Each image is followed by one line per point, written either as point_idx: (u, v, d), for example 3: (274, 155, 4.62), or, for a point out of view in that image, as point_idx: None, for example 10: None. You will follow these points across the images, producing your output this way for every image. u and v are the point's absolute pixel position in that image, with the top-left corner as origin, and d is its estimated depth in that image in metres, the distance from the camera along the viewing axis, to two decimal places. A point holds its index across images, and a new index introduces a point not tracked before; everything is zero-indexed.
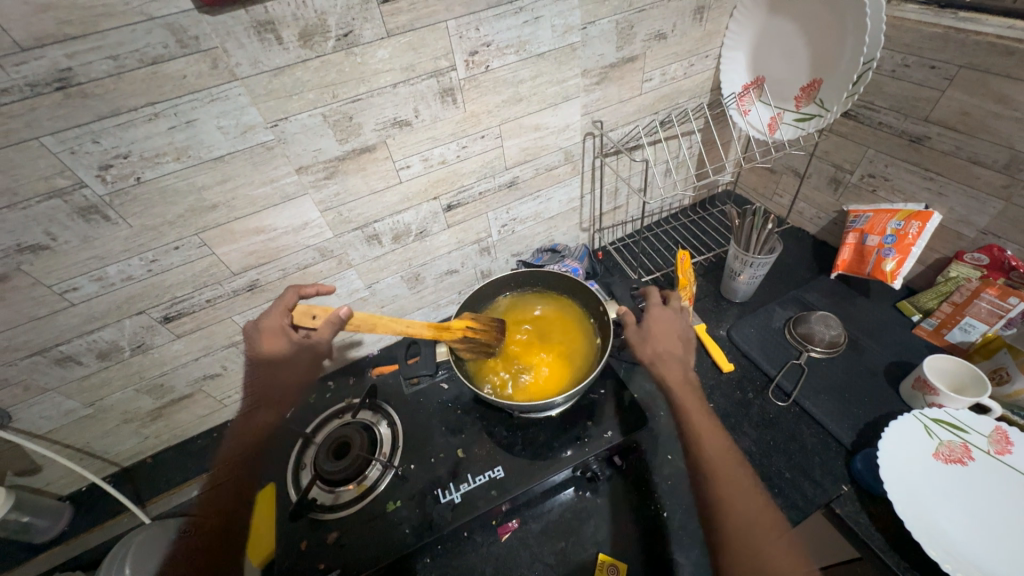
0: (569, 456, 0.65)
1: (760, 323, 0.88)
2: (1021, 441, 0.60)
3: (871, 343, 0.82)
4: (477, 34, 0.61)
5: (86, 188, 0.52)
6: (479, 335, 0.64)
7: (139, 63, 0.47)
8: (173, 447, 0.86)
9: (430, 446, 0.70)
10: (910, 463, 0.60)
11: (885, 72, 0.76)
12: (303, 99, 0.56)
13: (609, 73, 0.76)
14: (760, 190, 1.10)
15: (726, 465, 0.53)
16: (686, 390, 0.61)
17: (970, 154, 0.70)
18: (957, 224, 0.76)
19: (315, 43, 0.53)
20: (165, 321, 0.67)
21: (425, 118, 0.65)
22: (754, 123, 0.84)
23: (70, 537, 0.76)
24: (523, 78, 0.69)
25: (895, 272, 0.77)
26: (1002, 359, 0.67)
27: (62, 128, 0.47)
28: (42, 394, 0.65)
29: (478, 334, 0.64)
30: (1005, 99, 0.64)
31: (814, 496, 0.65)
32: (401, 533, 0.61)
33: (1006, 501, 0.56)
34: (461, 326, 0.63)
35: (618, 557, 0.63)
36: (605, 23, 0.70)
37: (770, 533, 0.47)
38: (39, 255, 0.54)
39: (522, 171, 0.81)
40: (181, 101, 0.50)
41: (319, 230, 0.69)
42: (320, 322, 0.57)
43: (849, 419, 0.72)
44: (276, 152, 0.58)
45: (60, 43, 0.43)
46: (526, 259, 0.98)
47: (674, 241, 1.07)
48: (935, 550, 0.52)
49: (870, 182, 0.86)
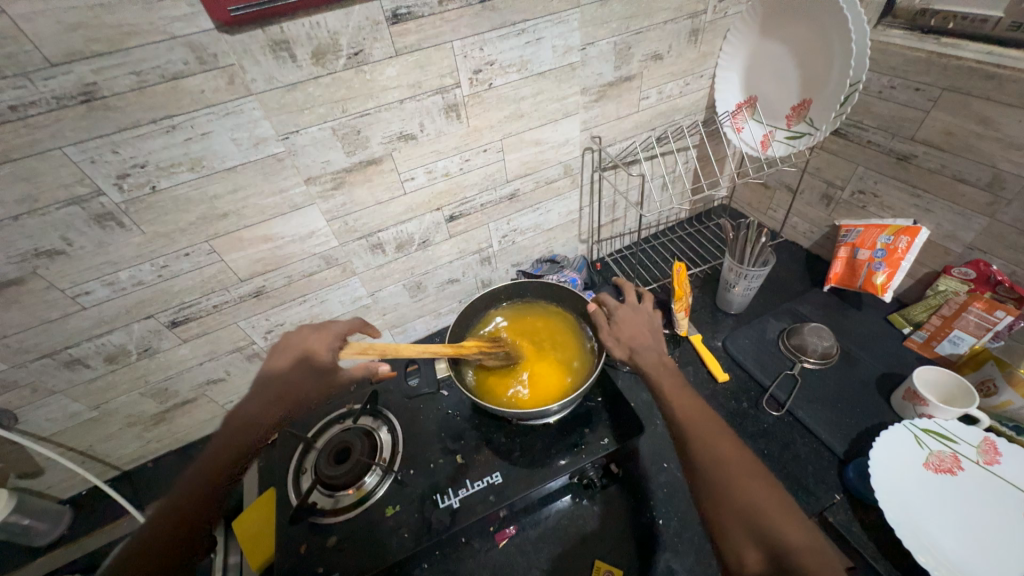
0: (566, 464, 0.66)
1: (755, 334, 0.90)
2: (1008, 451, 0.61)
3: (863, 354, 0.84)
4: (482, 53, 0.64)
5: (104, 196, 0.54)
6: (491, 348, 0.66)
7: (160, 79, 0.49)
8: (174, 451, 0.87)
9: (429, 452, 0.70)
10: (901, 473, 0.61)
11: (873, 93, 0.79)
12: (314, 113, 0.58)
13: (607, 91, 0.79)
14: (754, 204, 1.13)
15: (701, 424, 0.50)
16: (659, 366, 0.58)
17: (955, 172, 0.72)
18: (944, 239, 0.78)
19: (327, 60, 0.55)
20: (172, 325, 0.68)
21: (430, 132, 0.68)
22: (748, 140, 0.87)
23: (69, 540, 0.76)
24: (525, 95, 0.71)
25: (886, 285, 0.80)
26: (990, 371, 0.69)
27: (84, 139, 0.49)
28: (49, 395, 0.66)
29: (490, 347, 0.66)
30: (985, 120, 0.66)
31: (808, 505, 0.66)
32: (400, 537, 0.62)
33: (994, 510, 0.57)
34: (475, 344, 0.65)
35: (614, 564, 0.63)
36: (603, 44, 0.73)
37: (753, 483, 0.44)
38: (54, 259, 0.55)
39: (522, 183, 0.83)
40: (198, 114, 0.52)
41: (325, 238, 0.71)
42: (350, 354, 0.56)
43: (842, 429, 0.73)
44: (286, 163, 0.61)
45: (87, 59, 0.46)
46: (525, 269, 1.00)
47: (671, 253, 1.10)
48: (923, 557, 0.53)
49: (860, 198, 0.88)
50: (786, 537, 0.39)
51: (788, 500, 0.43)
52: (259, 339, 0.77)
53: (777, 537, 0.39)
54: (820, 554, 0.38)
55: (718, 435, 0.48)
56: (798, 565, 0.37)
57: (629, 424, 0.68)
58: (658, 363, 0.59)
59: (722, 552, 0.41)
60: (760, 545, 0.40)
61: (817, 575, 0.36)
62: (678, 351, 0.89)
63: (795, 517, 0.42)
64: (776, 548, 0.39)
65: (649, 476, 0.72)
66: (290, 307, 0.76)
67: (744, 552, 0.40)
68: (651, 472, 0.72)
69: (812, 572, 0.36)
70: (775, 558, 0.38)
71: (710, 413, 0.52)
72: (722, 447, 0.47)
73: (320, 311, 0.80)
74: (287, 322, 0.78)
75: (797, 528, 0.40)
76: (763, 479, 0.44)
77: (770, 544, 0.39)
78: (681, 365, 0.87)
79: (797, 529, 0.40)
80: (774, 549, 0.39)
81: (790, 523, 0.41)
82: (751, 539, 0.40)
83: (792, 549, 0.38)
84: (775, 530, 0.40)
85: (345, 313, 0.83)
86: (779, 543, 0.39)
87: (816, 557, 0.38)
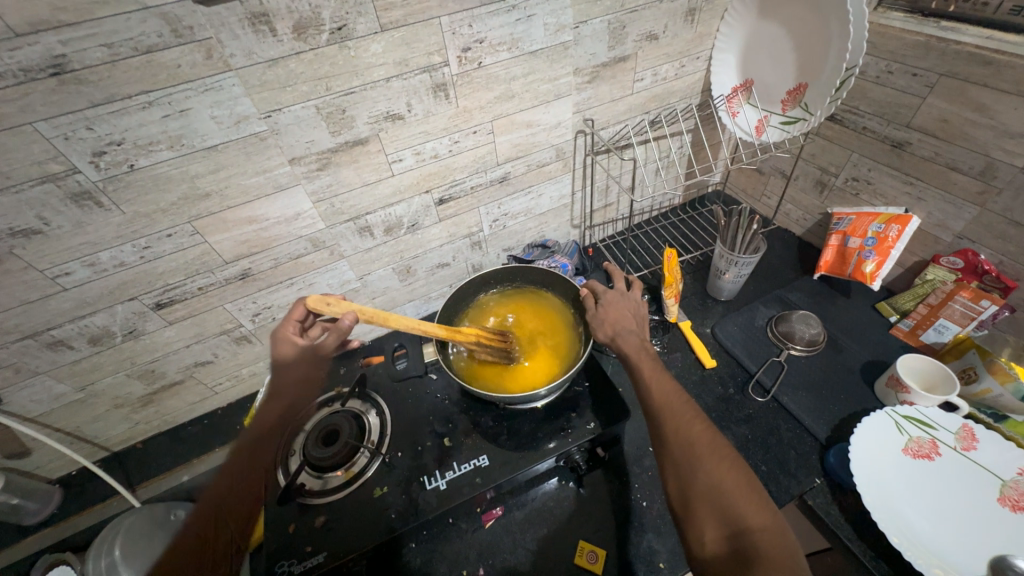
0: (553, 447, 0.66)
1: (743, 321, 0.90)
2: (985, 438, 0.62)
3: (849, 342, 0.84)
4: (470, 31, 0.62)
5: (80, 174, 0.52)
6: (491, 342, 0.65)
7: (134, 52, 0.47)
8: (163, 433, 0.87)
9: (417, 436, 0.71)
10: (880, 458, 0.62)
11: (870, 78, 0.78)
12: (297, 90, 0.57)
13: (600, 72, 0.77)
14: (748, 191, 1.12)
15: (673, 407, 0.51)
16: (639, 352, 0.59)
17: (949, 160, 0.72)
18: (935, 228, 0.78)
19: (309, 35, 0.53)
20: (157, 307, 0.68)
21: (418, 112, 0.66)
22: (742, 125, 0.85)
23: (60, 520, 0.77)
24: (516, 75, 0.70)
25: (875, 274, 0.79)
26: (972, 359, 0.69)
27: (56, 114, 0.48)
28: (33, 376, 0.66)
29: (490, 341, 0.65)
30: (981, 107, 0.66)
31: (789, 488, 0.67)
32: (387, 517, 0.62)
33: (967, 494, 0.58)
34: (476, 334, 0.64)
35: (598, 544, 0.65)
36: (597, 23, 0.71)
37: (722, 468, 0.45)
38: (31, 239, 0.54)
39: (513, 167, 0.82)
40: (174, 90, 0.51)
41: (311, 221, 0.70)
42: (337, 309, 0.54)
43: (825, 416, 0.74)
44: (269, 142, 0.59)
45: (55, 30, 0.44)
46: (516, 254, 1.00)
47: (663, 239, 1.09)
48: (896, 538, 0.55)
49: (853, 185, 0.88)
50: (746, 518, 0.41)
51: (754, 480, 0.44)
52: (247, 321, 0.77)
53: (737, 518, 0.41)
54: (776, 534, 0.40)
55: (690, 420, 0.50)
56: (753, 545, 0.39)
57: (616, 409, 0.68)
58: (638, 347, 0.60)
59: (686, 530, 0.44)
60: (720, 525, 0.42)
61: (773, 557, 0.38)
62: (667, 337, 0.89)
63: (761, 499, 0.43)
64: (737, 531, 0.41)
65: (634, 460, 0.73)
66: (278, 290, 0.75)
67: (705, 532, 0.43)
68: (636, 456, 0.73)
69: (765, 552, 0.39)
70: (735, 541, 0.41)
71: (686, 394, 0.53)
72: (694, 430, 0.49)
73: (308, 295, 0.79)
74: (275, 305, 0.77)
75: (758, 508, 0.42)
76: (732, 462, 0.46)
77: (731, 528, 0.41)
78: (670, 351, 0.87)
79: (758, 509, 0.42)
80: (734, 530, 0.41)
81: (753, 503, 0.43)
82: (712, 520, 0.43)
83: (750, 529, 0.41)
84: (736, 511, 0.42)
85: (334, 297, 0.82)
86: (737, 524, 0.41)
87: (775, 540, 0.40)
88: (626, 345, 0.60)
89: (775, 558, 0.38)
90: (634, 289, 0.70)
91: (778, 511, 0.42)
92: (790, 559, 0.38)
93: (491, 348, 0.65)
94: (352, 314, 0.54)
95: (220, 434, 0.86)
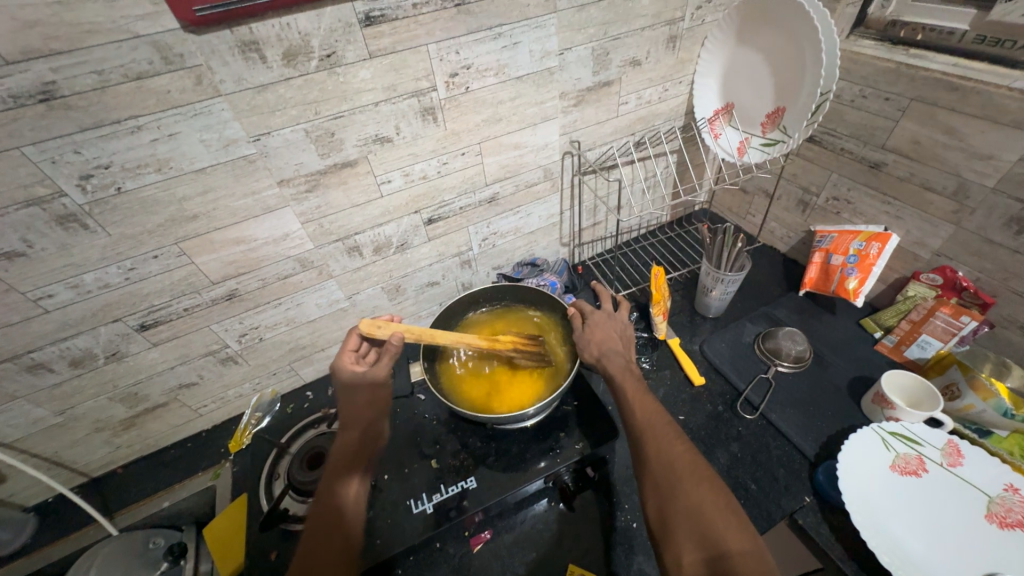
0: (542, 468, 0.66)
1: (731, 338, 0.91)
2: (971, 453, 0.63)
3: (836, 358, 0.85)
4: (458, 57, 0.64)
5: (66, 197, 0.52)
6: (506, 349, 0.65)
7: (124, 78, 0.48)
8: (145, 456, 0.85)
9: (405, 457, 0.70)
10: (868, 475, 0.62)
11: (845, 102, 0.81)
12: (286, 115, 0.58)
13: (586, 96, 0.79)
14: (733, 209, 1.14)
15: (656, 429, 0.52)
16: (625, 373, 0.60)
17: (923, 180, 0.74)
18: (914, 245, 0.80)
19: (298, 62, 0.55)
20: (141, 329, 0.67)
21: (406, 135, 0.67)
22: (724, 146, 0.88)
23: (33, 549, 0.75)
24: (503, 98, 0.71)
25: (858, 290, 0.81)
26: (954, 375, 0.70)
27: (44, 138, 0.48)
28: (11, 401, 0.64)
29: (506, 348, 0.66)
30: (951, 130, 0.68)
31: (780, 507, 0.67)
32: (373, 543, 0.61)
33: (954, 511, 0.58)
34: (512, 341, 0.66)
35: (587, 568, 0.64)
36: (581, 49, 0.73)
37: (702, 491, 0.46)
38: (14, 261, 0.54)
39: (502, 187, 0.83)
40: (164, 115, 0.51)
41: (299, 241, 0.70)
42: (387, 331, 0.56)
43: (813, 432, 0.74)
44: (258, 165, 0.60)
45: (46, 58, 0.44)
46: (506, 272, 1.00)
47: (652, 257, 1.11)
48: (886, 557, 0.55)
49: (834, 204, 0.90)
50: (725, 541, 0.42)
51: (733, 501, 0.45)
52: (233, 342, 0.76)
53: (715, 541, 0.42)
54: (756, 557, 0.40)
55: (671, 441, 0.50)
56: (731, 568, 0.40)
57: (605, 429, 0.68)
58: (624, 368, 0.61)
59: (663, 553, 0.44)
60: (699, 547, 0.42)
61: None
62: (656, 354, 0.90)
63: (741, 522, 0.43)
64: (716, 554, 0.41)
65: (624, 479, 0.72)
66: (265, 310, 0.75)
67: (683, 554, 0.43)
68: (626, 476, 0.73)
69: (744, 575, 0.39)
70: (713, 564, 0.41)
71: (669, 415, 0.54)
72: (675, 451, 0.49)
73: (296, 315, 0.79)
74: (261, 326, 0.77)
75: (738, 531, 0.42)
76: (712, 484, 0.46)
77: (709, 551, 0.42)
78: (659, 369, 0.88)
79: (738, 532, 0.42)
80: (712, 553, 0.41)
81: (732, 526, 0.43)
82: (691, 542, 0.43)
83: (730, 552, 0.41)
84: (715, 534, 0.42)
85: (322, 316, 0.82)
86: (717, 547, 0.41)
87: (752, 563, 0.40)
88: (611, 366, 0.61)
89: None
90: (622, 311, 0.71)
91: (757, 535, 0.43)
92: None
93: (528, 352, 0.66)
94: (400, 335, 0.57)
95: (203, 457, 0.85)
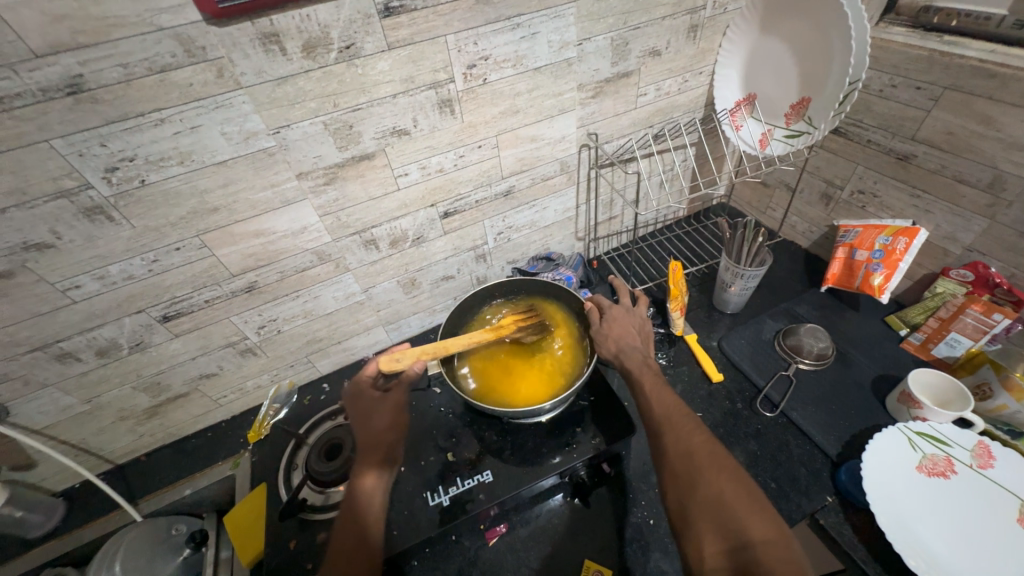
0: (558, 463, 0.65)
1: (751, 334, 0.89)
2: (1002, 455, 0.61)
3: (859, 356, 0.83)
4: (475, 48, 0.63)
5: (92, 189, 0.53)
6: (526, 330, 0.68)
7: (148, 71, 0.48)
8: (167, 445, 0.87)
9: (421, 450, 0.70)
10: (894, 475, 0.61)
11: (873, 92, 0.78)
12: (305, 107, 0.58)
13: (604, 87, 0.78)
14: (752, 203, 1.12)
15: (673, 419, 0.52)
16: (642, 366, 0.59)
17: (955, 172, 0.71)
18: (943, 240, 0.77)
19: (318, 54, 0.55)
20: (164, 320, 0.68)
21: (424, 127, 0.67)
22: (746, 138, 0.85)
23: (62, 533, 0.77)
24: (520, 90, 0.71)
25: (883, 286, 0.79)
26: (986, 374, 0.68)
27: (71, 131, 0.49)
28: (41, 389, 0.66)
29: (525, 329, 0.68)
30: (988, 120, 0.65)
31: (800, 507, 0.66)
32: (390, 534, 0.61)
33: (983, 513, 0.57)
34: (512, 321, 0.69)
35: (604, 564, 0.63)
36: (600, 40, 0.72)
37: (723, 480, 0.45)
38: (43, 252, 0.55)
39: (518, 180, 0.83)
40: (186, 107, 0.52)
41: (317, 234, 0.70)
42: (405, 362, 0.60)
43: (836, 431, 0.73)
44: (277, 158, 0.60)
45: (73, 51, 0.45)
46: (521, 266, 1.00)
47: (668, 252, 1.09)
48: (913, 560, 0.53)
49: (859, 198, 0.87)
50: (747, 531, 0.41)
51: (755, 489, 0.44)
52: (252, 333, 0.77)
53: (738, 532, 0.41)
54: (780, 547, 0.40)
55: (690, 431, 0.50)
56: (756, 559, 0.39)
57: (621, 424, 0.67)
58: (641, 361, 0.60)
59: (684, 544, 0.44)
60: (720, 538, 0.42)
61: (775, 570, 0.38)
62: (673, 350, 0.88)
63: (764, 512, 0.43)
64: (739, 545, 0.41)
65: (640, 476, 0.72)
66: (284, 303, 0.76)
67: (704, 546, 0.42)
68: (643, 473, 0.72)
69: (768, 566, 0.39)
70: (735, 555, 0.40)
71: (686, 406, 0.53)
72: (694, 441, 0.49)
73: (313, 307, 0.79)
74: (280, 318, 0.78)
75: (760, 521, 0.42)
76: (732, 473, 0.46)
77: (732, 542, 0.41)
78: (676, 365, 0.87)
79: (760, 521, 0.42)
80: (735, 543, 0.41)
81: (754, 515, 0.42)
82: (712, 533, 0.42)
83: (753, 542, 0.40)
84: (737, 524, 0.42)
85: (338, 309, 0.83)
86: (739, 538, 0.41)
87: (777, 553, 0.40)
88: (628, 360, 0.61)
89: (777, 572, 0.38)
90: (639, 306, 0.71)
91: (781, 524, 0.42)
92: (793, 572, 0.38)
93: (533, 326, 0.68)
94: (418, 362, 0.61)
95: (223, 446, 0.86)
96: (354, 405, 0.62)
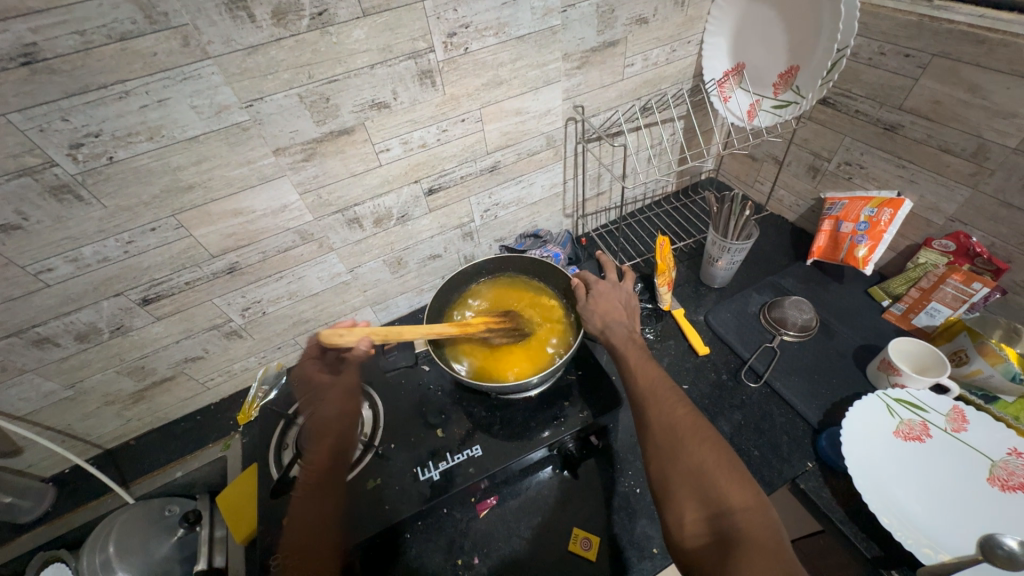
0: (546, 437, 0.66)
1: (737, 308, 0.90)
2: (976, 419, 0.62)
3: (842, 327, 0.84)
4: (456, 15, 0.61)
5: (58, 167, 0.51)
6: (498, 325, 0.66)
7: (107, 39, 0.46)
8: (156, 429, 0.87)
9: (411, 427, 0.70)
10: (872, 441, 0.62)
11: (862, 60, 0.77)
12: (278, 79, 0.55)
13: (590, 57, 0.76)
14: (741, 177, 1.11)
15: (657, 393, 0.52)
16: (627, 342, 0.60)
17: (941, 142, 0.71)
18: (927, 211, 0.78)
19: (289, 21, 0.52)
20: (144, 303, 0.67)
21: (404, 100, 0.65)
22: (734, 110, 0.85)
23: (54, 517, 0.77)
24: (503, 61, 0.69)
25: (867, 258, 0.80)
26: (962, 341, 0.69)
27: (30, 105, 0.47)
28: (20, 375, 0.65)
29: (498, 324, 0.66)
30: (974, 88, 0.65)
31: (782, 473, 0.68)
32: (382, 509, 0.62)
33: (956, 474, 0.59)
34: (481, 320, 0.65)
35: (591, 531, 0.65)
36: (585, 7, 0.70)
37: (705, 451, 0.46)
38: (11, 234, 0.53)
39: (503, 155, 0.81)
40: (152, 79, 0.50)
41: (298, 213, 0.69)
42: (350, 338, 0.54)
43: (818, 400, 0.75)
44: (252, 132, 0.58)
45: (24, 17, 0.42)
46: (509, 244, 0.99)
47: (656, 227, 1.09)
48: (887, 519, 0.55)
49: (846, 170, 0.87)
50: (727, 499, 0.42)
51: (735, 458, 0.45)
52: (236, 316, 0.76)
53: (718, 500, 0.43)
54: (758, 513, 0.41)
55: (674, 404, 0.51)
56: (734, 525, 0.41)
57: (608, 398, 0.68)
58: (627, 337, 0.61)
59: (664, 513, 0.45)
60: (700, 506, 0.43)
61: (752, 535, 0.40)
62: (661, 325, 0.89)
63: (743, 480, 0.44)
64: (718, 513, 0.42)
65: (627, 447, 0.73)
66: (267, 284, 0.75)
67: (684, 514, 0.43)
68: (630, 445, 0.74)
69: (746, 532, 0.40)
70: (715, 523, 0.42)
71: (670, 380, 0.54)
72: (677, 414, 0.50)
73: (298, 288, 0.78)
74: (264, 300, 0.77)
75: (740, 488, 0.43)
76: (714, 443, 0.47)
77: (711, 509, 0.42)
78: (663, 339, 0.87)
79: (740, 489, 0.43)
80: (715, 510, 0.42)
81: (735, 483, 0.44)
82: (692, 502, 0.43)
83: (732, 510, 0.42)
84: (717, 493, 0.43)
85: (324, 290, 0.82)
86: (719, 505, 0.42)
87: (754, 518, 0.41)
88: (614, 336, 0.61)
89: (755, 538, 0.39)
90: (626, 282, 0.71)
91: (759, 491, 0.43)
92: (770, 537, 0.40)
93: (504, 329, 0.66)
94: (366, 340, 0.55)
95: (213, 429, 0.86)
96: (302, 392, 0.65)
